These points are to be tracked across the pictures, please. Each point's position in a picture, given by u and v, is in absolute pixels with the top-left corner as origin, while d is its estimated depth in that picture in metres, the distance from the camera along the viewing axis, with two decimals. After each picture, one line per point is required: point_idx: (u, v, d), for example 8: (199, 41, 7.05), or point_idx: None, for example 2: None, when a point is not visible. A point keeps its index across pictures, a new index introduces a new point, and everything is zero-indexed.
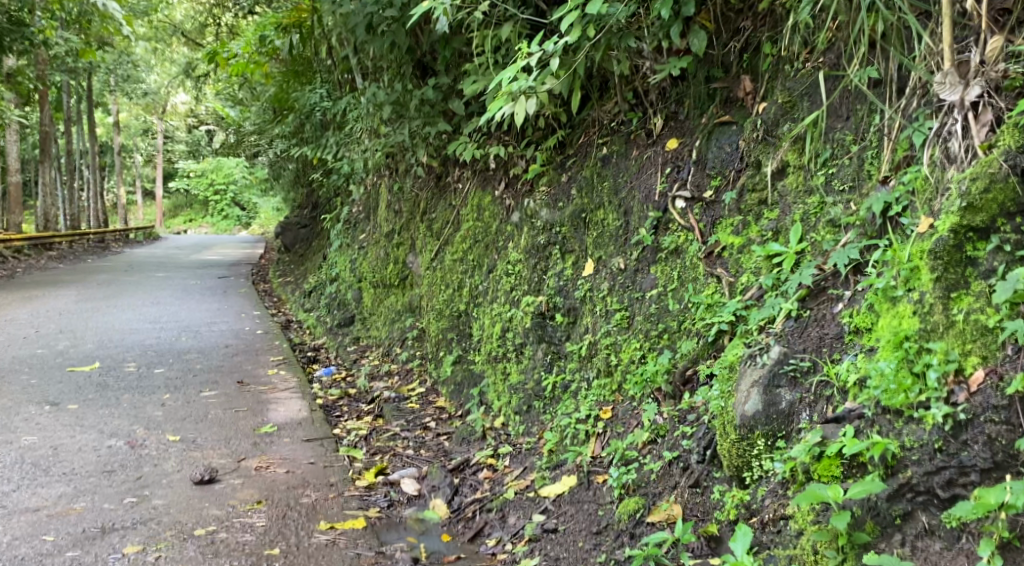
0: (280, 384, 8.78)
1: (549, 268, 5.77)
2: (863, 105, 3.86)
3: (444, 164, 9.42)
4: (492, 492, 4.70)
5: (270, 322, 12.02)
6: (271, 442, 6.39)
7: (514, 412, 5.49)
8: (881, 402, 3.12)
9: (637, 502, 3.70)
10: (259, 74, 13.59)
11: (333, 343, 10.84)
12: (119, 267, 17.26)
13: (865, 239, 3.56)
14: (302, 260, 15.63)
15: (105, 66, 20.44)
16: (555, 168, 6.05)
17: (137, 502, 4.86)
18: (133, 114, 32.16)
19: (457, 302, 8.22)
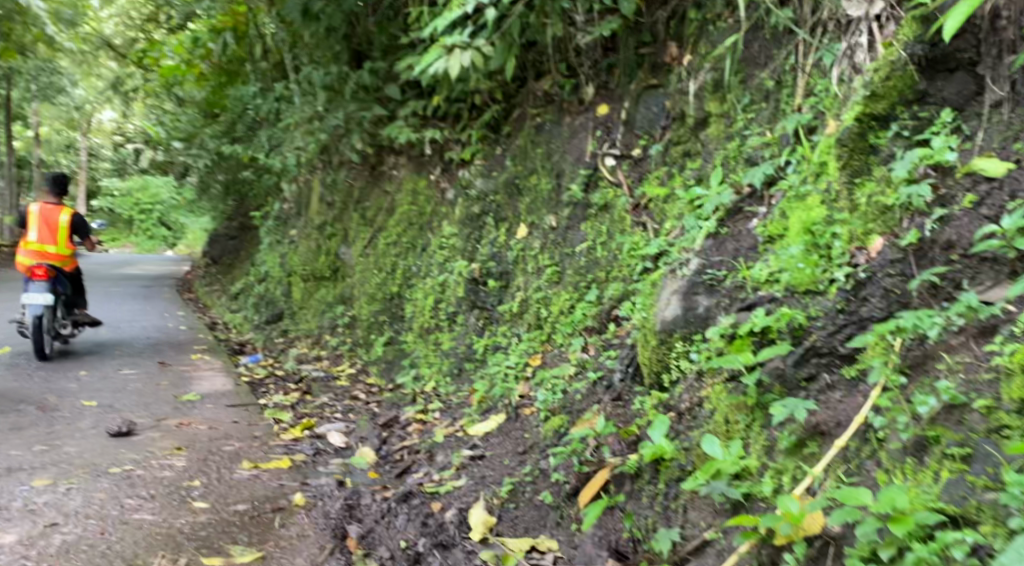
0: (202, 366, 8.64)
1: (482, 236, 5.87)
2: (780, 51, 4.09)
3: (379, 152, 9.45)
4: (421, 438, 4.74)
5: (195, 320, 11.74)
6: (192, 407, 6.27)
7: (444, 376, 5.52)
8: (789, 284, 3.30)
9: (562, 418, 3.83)
10: (188, 78, 13.41)
11: (258, 337, 10.66)
12: None
13: (781, 156, 3.78)
14: (229, 269, 15.15)
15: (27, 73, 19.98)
16: (490, 142, 6.16)
17: (47, 449, 4.75)
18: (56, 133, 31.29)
19: (389, 284, 8.23)
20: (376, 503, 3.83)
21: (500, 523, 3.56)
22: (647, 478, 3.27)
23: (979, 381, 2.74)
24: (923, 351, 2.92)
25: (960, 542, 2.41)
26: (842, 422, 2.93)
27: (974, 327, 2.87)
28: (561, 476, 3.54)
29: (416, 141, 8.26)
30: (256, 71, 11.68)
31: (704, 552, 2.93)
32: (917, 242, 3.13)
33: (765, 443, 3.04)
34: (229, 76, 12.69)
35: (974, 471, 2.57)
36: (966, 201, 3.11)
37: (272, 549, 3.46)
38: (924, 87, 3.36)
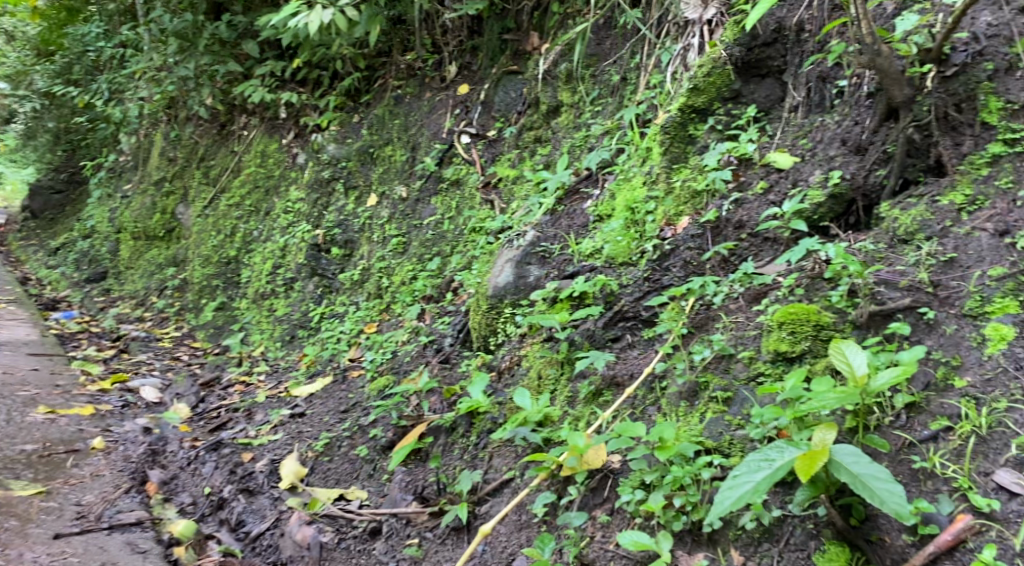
0: (5, 315, 8.12)
1: (330, 204, 5.85)
2: (627, 48, 4.34)
3: (229, 111, 9.13)
4: (243, 398, 4.70)
5: (6, 272, 10.92)
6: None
7: (276, 343, 5.46)
8: (609, 256, 3.63)
9: (388, 379, 3.89)
10: (22, 12, 12.49)
11: (76, 294, 10.05)
12: None
13: (616, 143, 4.06)
14: (51, 223, 13.42)
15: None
16: (347, 111, 6.08)
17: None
18: None
19: (226, 248, 8.03)
20: (183, 450, 3.87)
21: (311, 475, 3.60)
22: (463, 430, 3.42)
23: (746, 335, 3.05)
24: (706, 314, 3.21)
25: (709, 464, 2.78)
26: (634, 373, 3.20)
27: (750, 291, 3.19)
28: (379, 433, 3.61)
29: (270, 102, 8.03)
30: (101, 12, 11.06)
31: (500, 491, 3.14)
32: (715, 220, 3.45)
33: (568, 395, 3.30)
34: (73, 14, 11.95)
35: (732, 411, 2.90)
36: (759, 186, 3.44)
37: (59, 486, 3.45)
38: (739, 87, 3.70)
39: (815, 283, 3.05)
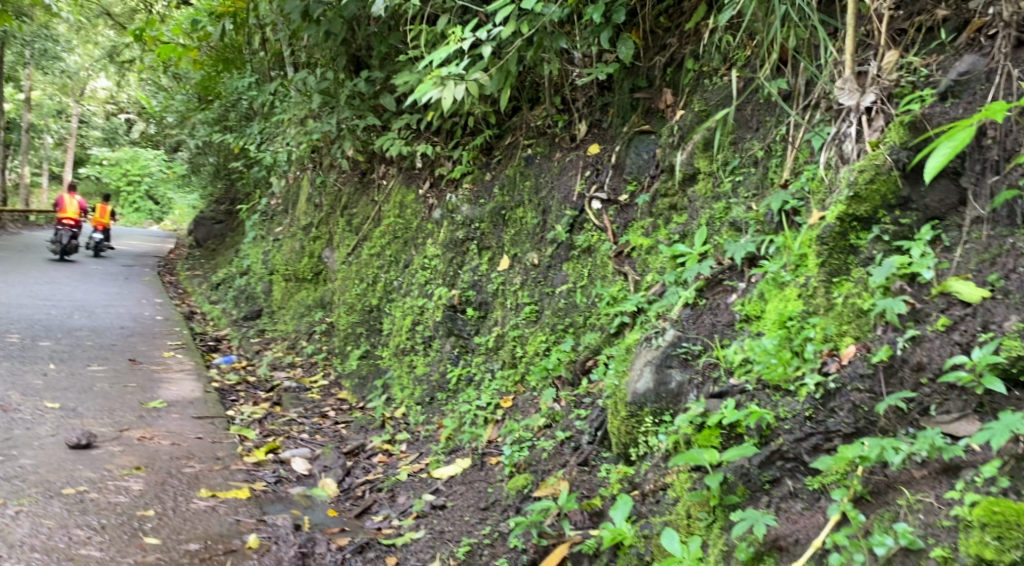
0: (174, 366, 8.39)
1: (464, 263, 5.81)
2: (772, 117, 4.21)
3: (370, 160, 9.29)
4: (384, 474, 4.72)
5: (173, 309, 11.57)
6: (158, 415, 6.28)
7: (416, 403, 5.47)
8: (762, 378, 3.44)
9: (527, 478, 3.95)
10: (185, 61, 13.29)
11: (235, 333, 10.40)
12: (18, 249, 16.92)
13: (760, 234, 3.90)
14: (214, 254, 15.25)
15: (21, 39, 20.50)
16: (481, 167, 6.14)
17: (4, 460, 4.69)
18: (47, 93, 31.87)
19: (369, 297, 8.12)
20: (331, 553, 3.89)
21: None
22: (606, 558, 3.41)
23: (938, 525, 2.83)
24: (886, 480, 3.01)
25: None
26: (801, 541, 3.02)
27: (938, 462, 2.96)
28: (520, 545, 3.65)
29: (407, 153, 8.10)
30: (254, 63, 11.62)
31: None
32: (889, 359, 3.22)
33: (723, 547, 3.15)
34: (228, 64, 12.61)
35: None
36: (939, 322, 3.20)
37: None
38: (908, 193, 3.50)
39: (1021, 468, 2.81)
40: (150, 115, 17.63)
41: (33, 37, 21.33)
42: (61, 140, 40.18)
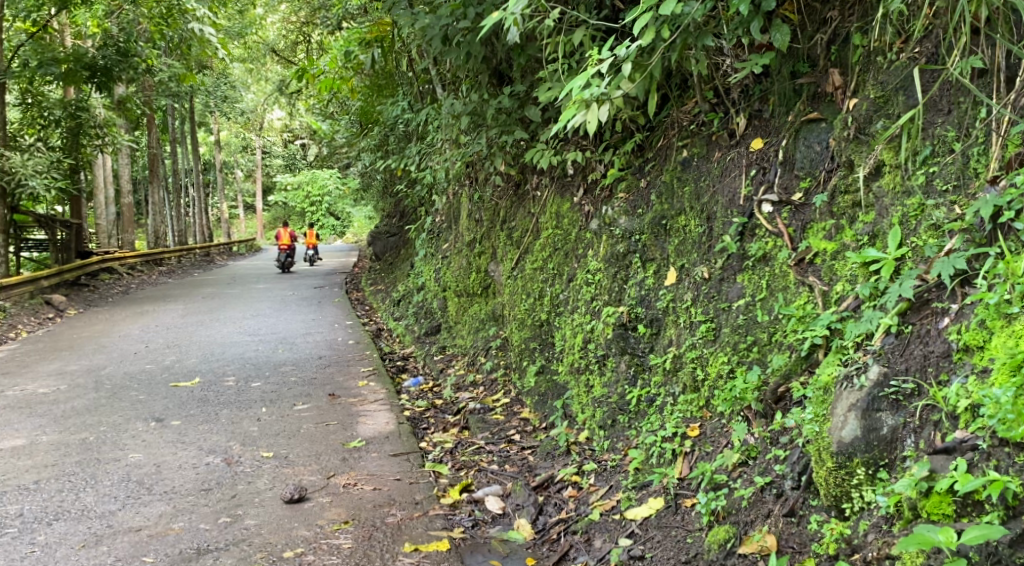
0: (369, 396, 8.02)
1: (629, 277, 5.56)
2: (966, 98, 3.90)
3: (523, 171, 8.91)
4: (576, 513, 4.68)
5: (361, 331, 11.91)
6: (359, 458, 5.88)
7: (598, 426, 5.31)
8: (997, 435, 3.21)
9: (728, 530, 3.84)
10: (344, 89, 13.84)
11: (421, 351, 10.26)
12: (223, 282, 18.33)
13: (974, 246, 3.63)
14: (391, 269, 15.67)
15: (204, 87, 22.07)
16: (634, 173, 5.92)
17: (231, 522, 4.91)
18: (230, 128, 34.43)
19: (537, 311, 7.13)
20: None
21: None
22: None
23: None
24: None
25: None
26: None
27: None
28: None
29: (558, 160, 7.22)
30: (404, 86, 11.87)
31: None
32: None
33: None
34: (380, 89, 12.95)
35: None
36: None
37: None
38: None
39: None
40: (328, 137, 18.44)
41: (212, 84, 23.13)
42: (246, 171, 43.33)
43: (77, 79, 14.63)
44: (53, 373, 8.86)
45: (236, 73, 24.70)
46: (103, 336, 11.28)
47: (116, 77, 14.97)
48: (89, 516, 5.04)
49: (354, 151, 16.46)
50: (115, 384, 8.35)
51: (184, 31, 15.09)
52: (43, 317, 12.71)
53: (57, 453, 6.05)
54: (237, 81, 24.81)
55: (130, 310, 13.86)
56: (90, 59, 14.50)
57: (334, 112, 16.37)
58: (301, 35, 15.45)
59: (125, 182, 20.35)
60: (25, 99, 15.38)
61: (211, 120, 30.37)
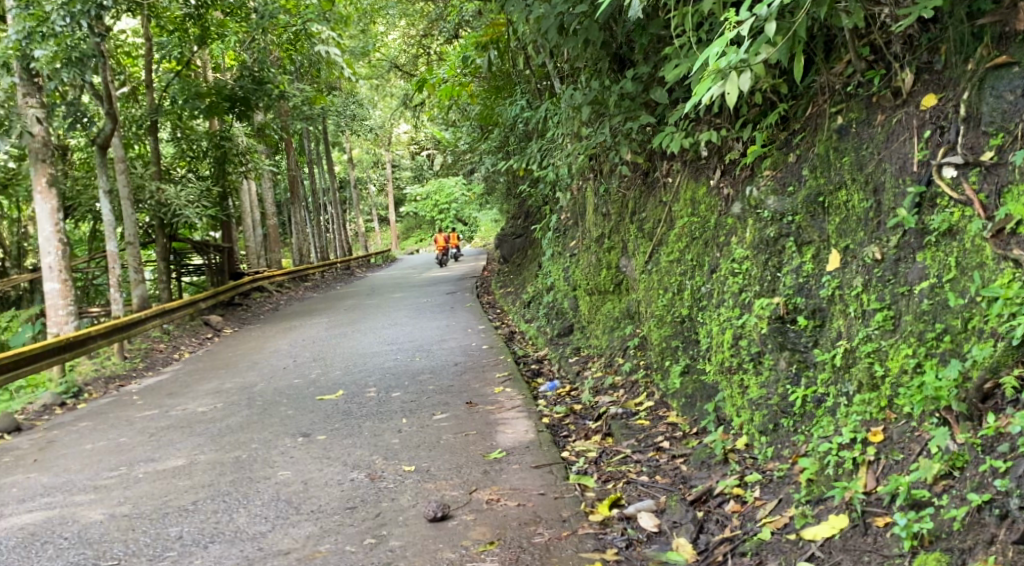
0: (507, 403, 7.73)
1: (783, 264, 5.06)
2: None
3: (650, 158, 8.33)
4: (743, 532, 4.27)
5: (494, 334, 11.69)
6: (501, 471, 5.58)
7: (758, 432, 4.88)
8: None
9: (941, 559, 3.53)
10: (464, 96, 13.66)
11: (555, 354, 9.89)
12: (363, 294, 18.70)
13: None
14: (520, 269, 15.43)
15: (334, 107, 22.65)
16: (780, 147, 5.43)
17: (376, 543, 4.66)
18: (359, 145, 35.36)
19: (678, 306, 6.32)
20: None
21: None
22: None
23: None
24: None
25: None
26: None
27: None
28: None
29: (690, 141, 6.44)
30: (522, 84, 11.61)
31: None
32: None
33: None
34: (499, 91, 12.76)
35: None
36: None
37: None
38: None
39: None
40: (453, 146, 18.45)
41: (341, 104, 23.74)
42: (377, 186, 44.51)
43: (218, 111, 15.42)
44: (210, 391, 9.02)
45: (362, 91, 25.26)
46: (257, 352, 11.57)
47: (254, 104, 15.78)
48: (241, 538, 4.86)
49: (476, 156, 16.33)
50: (266, 400, 8.44)
51: (312, 55, 15.43)
52: (203, 337, 13.16)
53: (213, 472, 5.96)
54: (364, 100, 25.37)
55: (280, 325, 14.26)
56: (229, 90, 15.32)
57: (455, 119, 16.36)
58: (421, 48, 15.48)
59: (269, 206, 21.07)
60: (176, 134, 16.13)
61: (343, 139, 31.34)
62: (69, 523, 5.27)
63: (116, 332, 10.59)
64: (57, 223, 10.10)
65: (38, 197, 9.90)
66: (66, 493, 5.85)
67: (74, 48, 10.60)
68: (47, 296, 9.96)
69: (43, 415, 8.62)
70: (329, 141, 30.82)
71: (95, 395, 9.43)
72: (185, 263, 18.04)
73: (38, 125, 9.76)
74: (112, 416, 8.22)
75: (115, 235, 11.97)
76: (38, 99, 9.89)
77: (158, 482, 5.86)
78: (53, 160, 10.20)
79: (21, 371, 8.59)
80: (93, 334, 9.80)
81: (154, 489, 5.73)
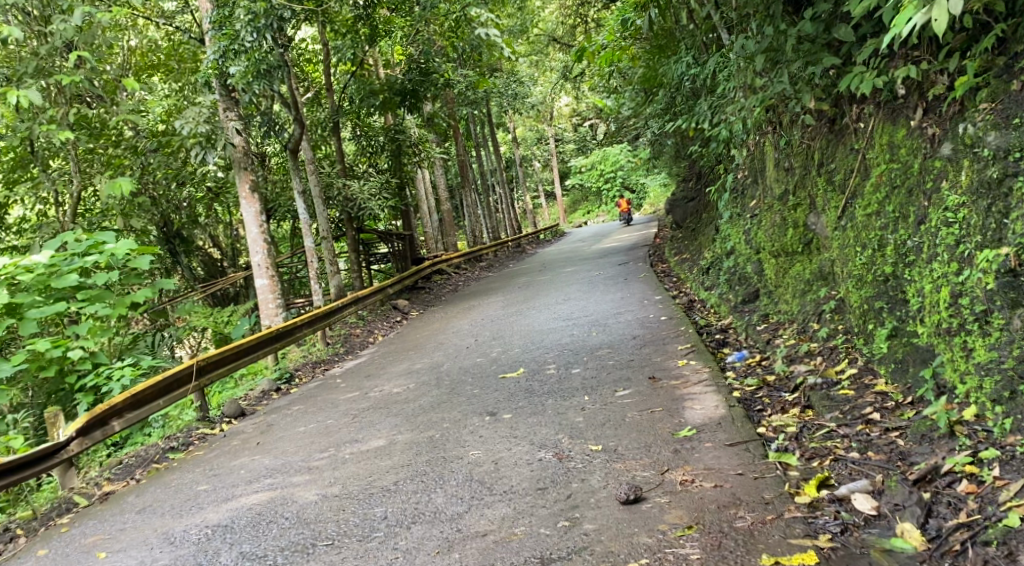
0: (693, 377, 7.34)
1: (1011, 209, 4.46)
2: None
3: (836, 104, 7.62)
4: (984, 517, 3.87)
5: (673, 305, 11.25)
6: (692, 450, 5.25)
7: (990, 400, 4.35)
8: None
9: None
10: (624, 59, 13.35)
11: (740, 322, 9.34)
12: (536, 270, 18.70)
13: None
14: (694, 235, 14.82)
15: (497, 88, 22.72)
16: (999, 74, 4.81)
17: (570, 526, 4.46)
18: (523, 123, 35.45)
19: (880, 264, 5.70)
20: None
21: None
22: None
23: None
24: None
25: None
26: None
27: None
28: None
29: (885, 79, 5.78)
30: (687, 40, 11.03)
31: None
32: None
33: None
34: (661, 50, 12.21)
35: None
36: None
37: None
38: None
39: None
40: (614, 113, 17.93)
41: (503, 83, 23.79)
42: (543, 163, 44.54)
43: (391, 105, 15.89)
44: (403, 373, 9.22)
45: (522, 68, 25.21)
46: (438, 333, 11.75)
47: (422, 95, 15.98)
48: (440, 519, 4.80)
49: (642, 121, 15.80)
50: (451, 379, 8.53)
51: (473, 38, 15.48)
52: (394, 321, 13.58)
53: (411, 453, 5.98)
54: (525, 76, 25.27)
55: (459, 306, 14.47)
56: (400, 85, 15.61)
57: (618, 85, 15.93)
58: (577, 18, 15.09)
59: (443, 191, 21.46)
60: (355, 131, 16.86)
61: (507, 119, 31.50)
62: (288, 503, 5.42)
63: (319, 320, 11.04)
64: (262, 224, 10.64)
65: (243, 202, 10.47)
66: (284, 474, 6.04)
67: (262, 61, 10.49)
68: (257, 291, 10.60)
69: (262, 400, 9.06)
70: (494, 122, 31.10)
71: (305, 379, 9.87)
72: (372, 252, 18.68)
73: (239, 136, 10.45)
74: (321, 399, 8.54)
75: (311, 231, 12.51)
76: (237, 112, 10.63)
77: (362, 463, 5.95)
78: (253, 167, 10.83)
79: (243, 361, 9.09)
80: (300, 324, 10.25)
81: (359, 470, 5.81)
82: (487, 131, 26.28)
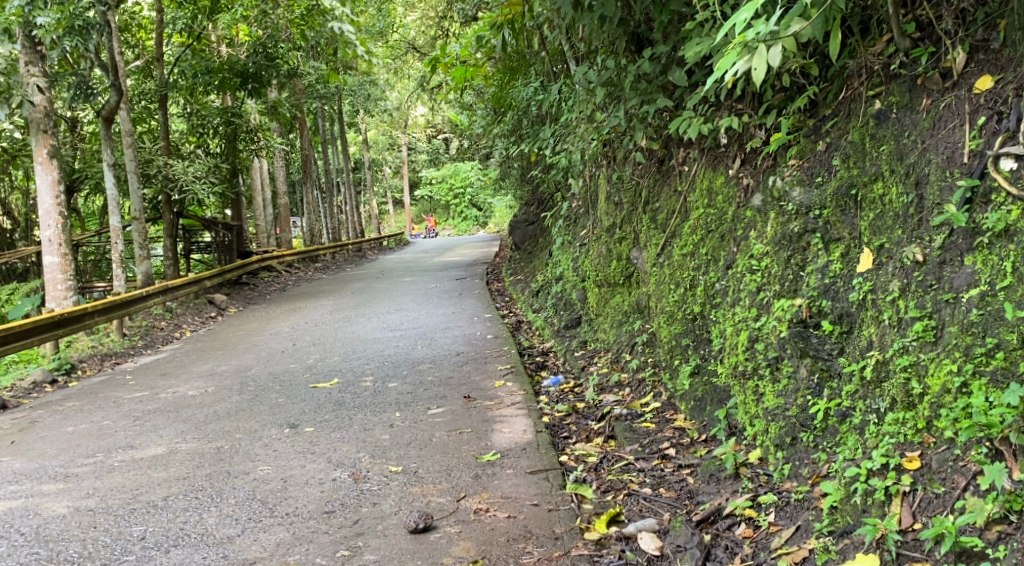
0: (507, 399, 7.28)
1: (807, 262, 4.66)
2: None
3: (666, 145, 7.81)
4: (755, 563, 3.94)
5: (500, 324, 11.23)
6: (492, 476, 5.14)
7: (773, 445, 4.51)
8: None
9: None
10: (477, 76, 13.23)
11: (561, 347, 9.41)
12: (371, 276, 18.32)
13: None
14: (530, 257, 14.91)
15: (350, 87, 22.18)
16: (807, 134, 5.02)
17: (349, 557, 4.24)
18: (378, 127, 34.95)
19: (689, 303, 5.84)
20: None
21: None
22: None
23: None
24: None
25: None
26: None
27: None
28: None
29: (709, 127, 5.94)
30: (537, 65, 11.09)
31: None
32: None
33: None
34: (514, 72, 12.19)
35: None
36: None
37: None
38: None
39: None
40: (469, 130, 18.18)
41: (357, 84, 23.32)
42: (393, 170, 44.11)
43: (229, 86, 15.10)
44: (204, 374, 8.65)
45: (380, 73, 24.81)
46: (254, 334, 11.19)
47: (265, 81, 15.32)
48: (206, 544, 4.44)
49: (491, 140, 15.81)
50: (256, 384, 8.08)
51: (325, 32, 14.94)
52: (206, 316, 12.81)
53: (190, 464, 5.55)
54: (382, 81, 24.81)
55: (284, 306, 13.91)
56: (241, 66, 14.89)
57: (473, 100, 15.87)
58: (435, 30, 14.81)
59: (281, 185, 20.65)
60: (187, 109, 15.81)
61: (359, 120, 30.90)
62: (31, 516, 4.87)
63: (118, 308, 10.23)
64: (58, 196, 9.76)
65: (39, 168, 9.52)
66: (35, 481, 5.45)
67: (79, 16, 10.05)
68: (45, 269, 9.67)
69: (32, 393, 8.25)
70: (346, 122, 30.44)
71: (89, 372, 9.06)
72: (196, 240, 17.68)
73: (40, 94, 9.56)
74: (102, 396, 7.85)
75: (119, 210, 11.56)
76: (41, 68, 9.60)
77: (131, 473, 5.46)
78: (55, 131, 9.92)
79: (14, 346, 8.23)
80: (90, 310, 9.43)
81: (127, 481, 5.32)
82: (339, 129, 25.65)
